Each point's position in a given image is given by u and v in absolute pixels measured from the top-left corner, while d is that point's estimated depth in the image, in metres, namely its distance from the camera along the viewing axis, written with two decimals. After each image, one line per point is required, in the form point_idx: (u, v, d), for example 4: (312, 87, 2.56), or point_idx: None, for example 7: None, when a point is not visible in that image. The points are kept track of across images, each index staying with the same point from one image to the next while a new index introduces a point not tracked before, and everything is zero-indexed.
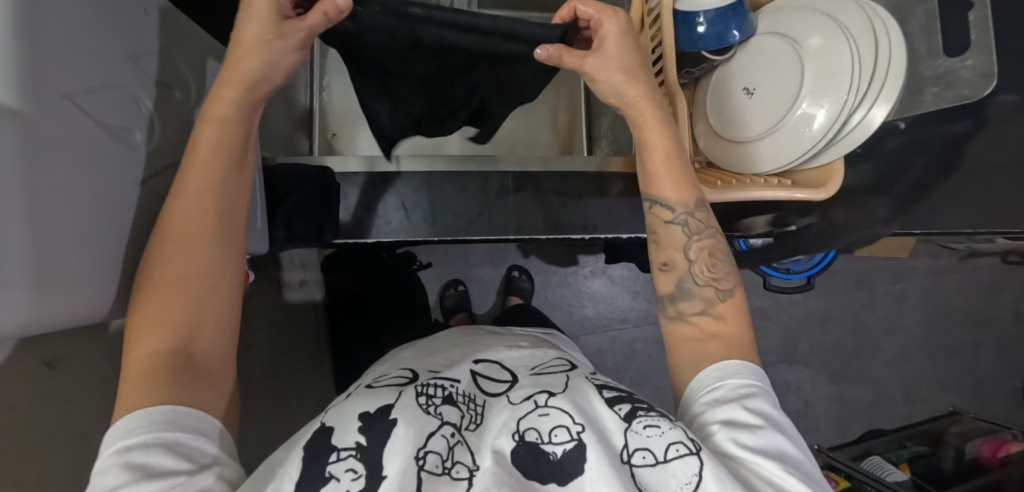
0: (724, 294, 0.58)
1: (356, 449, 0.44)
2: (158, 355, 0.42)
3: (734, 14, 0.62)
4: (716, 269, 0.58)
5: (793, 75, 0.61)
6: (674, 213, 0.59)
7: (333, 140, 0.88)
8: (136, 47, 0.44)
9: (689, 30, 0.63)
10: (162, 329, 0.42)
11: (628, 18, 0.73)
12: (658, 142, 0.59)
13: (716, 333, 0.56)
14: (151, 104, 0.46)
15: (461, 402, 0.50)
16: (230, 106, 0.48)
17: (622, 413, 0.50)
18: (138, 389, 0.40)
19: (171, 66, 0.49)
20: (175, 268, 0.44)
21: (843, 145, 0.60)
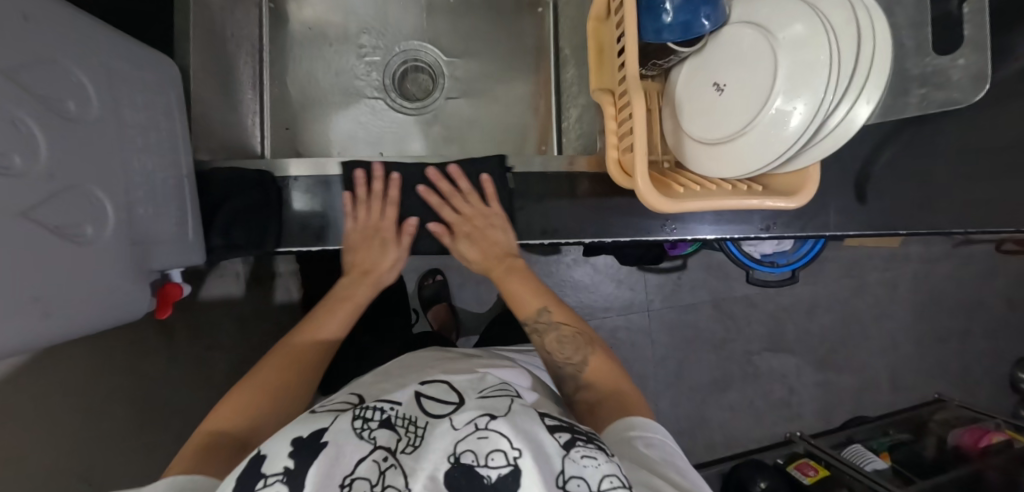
0: (581, 366, 0.68)
1: (284, 474, 0.39)
2: (273, 395, 0.60)
3: (703, 1, 0.56)
4: (569, 348, 0.69)
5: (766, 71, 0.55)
6: (541, 318, 0.73)
7: (287, 137, 0.82)
8: (9, 59, 0.39)
9: (654, 19, 0.57)
10: (256, 397, 0.59)
11: (594, 2, 0.66)
12: (516, 283, 0.77)
13: (608, 394, 0.63)
14: (34, 121, 0.41)
15: (399, 426, 0.44)
16: (363, 297, 0.76)
17: (561, 440, 0.44)
18: (189, 452, 0.52)
19: (64, 75, 0.44)
20: (273, 374, 0.63)
21: (822, 148, 0.55)
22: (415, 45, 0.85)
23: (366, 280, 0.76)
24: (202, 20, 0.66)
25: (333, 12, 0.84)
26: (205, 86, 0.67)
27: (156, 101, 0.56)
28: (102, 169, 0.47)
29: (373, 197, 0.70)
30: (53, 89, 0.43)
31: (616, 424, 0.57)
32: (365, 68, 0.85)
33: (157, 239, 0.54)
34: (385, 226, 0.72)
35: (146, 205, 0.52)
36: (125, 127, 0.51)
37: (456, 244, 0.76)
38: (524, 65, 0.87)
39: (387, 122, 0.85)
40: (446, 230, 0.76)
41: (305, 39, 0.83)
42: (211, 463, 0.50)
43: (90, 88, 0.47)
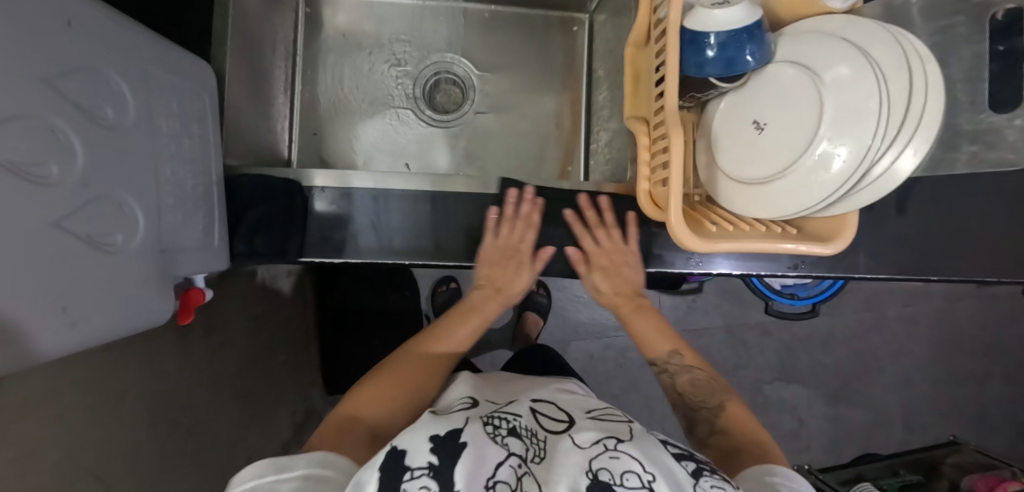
0: (717, 410, 0.66)
1: (429, 468, 0.39)
2: (406, 390, 0.62)
3: (749, 38, 0.54)
4: (704, 392, 0.68)
5: (810, 113, 0.53)
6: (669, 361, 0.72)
7: (314, 142, 0.82)
8: (52, 69, 0.39)
9: (697, 52, 0.56)
10: (382, 393, 0.61)
11: (633, 29, 0.65)
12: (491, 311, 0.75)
13: (730, 450, 0.61)
14: (74, 130, 0.41)
15: (525, 436, 0.47)
16: (493, 313, 0.74)
17: (687, 468, 0.45)
18: (343, 439, 0.53)
19: (105, 84, 0.44)
20: (421, 374, 0.64)
21: (863, 196, 0.53)
22: (448, 57, 0.85)
23: (496, 298, 0.75)
24: (239, 26, 0.66)
25: (367, 21, 0.84)
26: (239, 91, 0.67)
27: (191, 107, 0.56)
28: (136, 177, 0.47)
29: (520, 216, 0.69)
30: (94, 98, 0.43)
31: (754, 469, 0.55)
32: (396, 78, 0.84)
33: (183, 246, 0.54)
34: (524, 248, 0.71)
35: (175, 212, 0.52)
36: (160, 134, 0.51)
37: (589, 275, 0.73)
38: (555, 84, 0.86)
39: (414, 132, 0.84)
40: (581, 257, 0.73)
41: (339, 47, 0.83)
42: (391, 416, 0.59)
43: (128, 95, 0.47)
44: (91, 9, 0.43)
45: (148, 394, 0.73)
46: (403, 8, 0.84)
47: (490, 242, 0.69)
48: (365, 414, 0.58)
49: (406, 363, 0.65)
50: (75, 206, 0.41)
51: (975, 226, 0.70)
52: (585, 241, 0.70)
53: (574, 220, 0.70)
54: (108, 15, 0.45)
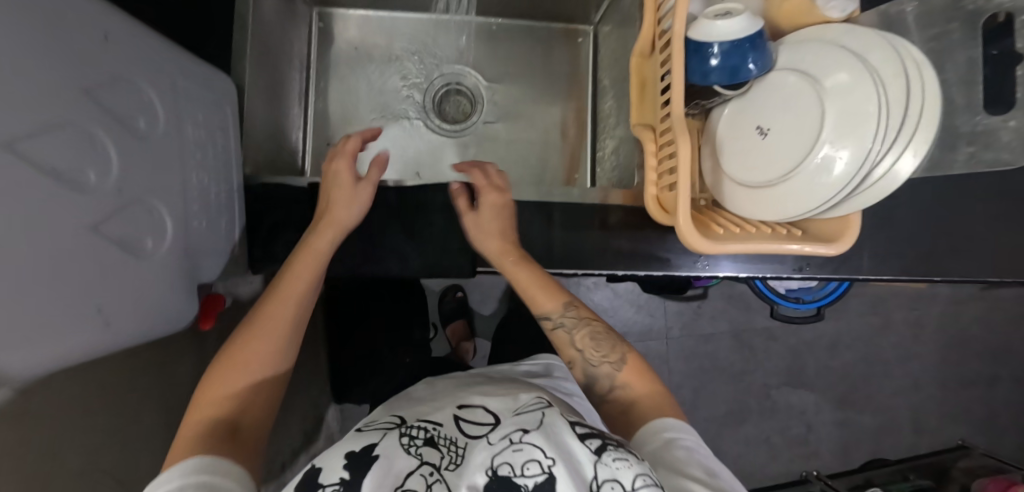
0: (617, 365, 0.62)
1: (340, 484, 0.42)
2: (255, 380, 0.54)
3: (751, 47, 0.57)
4: (603, 347, 0.63)
5: (812, 118, 0.55)
6: (554, 320, 0.66)
7: (326, 151, 0.84)
8: (90, 80, 0.41)
9: (701, 62, 0.58)
10: (239, 371, 0.53)
11: (638, 39, 0.68)
12: (524, 275, 0.65)
13: (635, 400, 0.60)
14: (110, 139, 0.43)
15: (443, 445, 0.47)
16: (325, 246, 0.60)
17: (592, 446, 0.44)
18: (192, 441, 0.48)
19: (138, 97, 0.46)
20: (260, 377, 0.54)
21: (863, 199, 0.55)
22: (456, 69, 0.87)
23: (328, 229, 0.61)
24: (257, 40, 0.69)
25: (378, 33, 0.86)
26: (256, 103, 0.69)
27: (214, 119, 0.58)
28: (164, 185, 0.49)
29: (342, 153, 0.65)
30: (129, 110, 0.45)
31: (652, 424, 0.56)
32: (405, 88, 0.87)
33: (206, 251, 0.56)
34: (342, 190, 0.63)
35: (200, 218, 0.54)
36: (187, 144, 0.53)
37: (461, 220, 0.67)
38: (561, 94, 0.88)
39: (423, 141, 0.86)
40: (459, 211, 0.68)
41: (350, 60, 0.86)
42: (248, 395, 0.53)
43: (159, 107, 0.49)
44: (124, 24, 0.45)
45: (164, 401, 0.74)
46: (412, 20, 0.87)
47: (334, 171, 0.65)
48: (228, 413, 0.51)
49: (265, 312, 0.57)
50: (110, 211, 0.42)
51: (976, 226, 0.71)
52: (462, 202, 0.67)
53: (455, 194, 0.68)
54: (138, 31, 0.48)
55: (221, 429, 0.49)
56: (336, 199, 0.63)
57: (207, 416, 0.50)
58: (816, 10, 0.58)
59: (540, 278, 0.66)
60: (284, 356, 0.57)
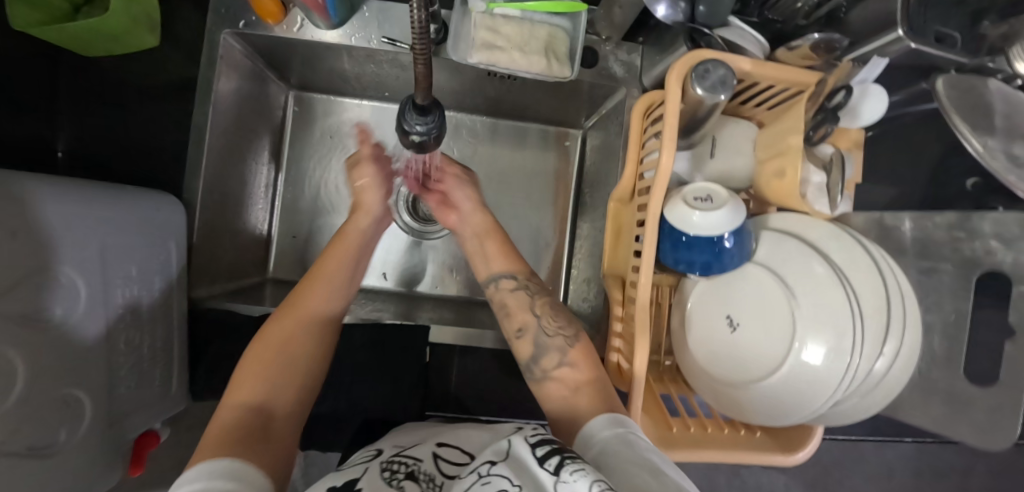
0: (572, 340, 0.56)
1: None
2: (297, 346, 0.51)
3: (730, 242, 0.53)
4: (562, 321, 0.58)
5: (785, 334, 0.51)
6: (515, 282, 0.61)
7: (288, 247, 0.80)
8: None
9: (674, 246, 0.54)
10: (263, 366, 0.49)
11: (617, 185, 0.64)
12: (490, 244, 0.65)
13: (578, 386, 0.53)
14: (13, 349, 0.40)
15: (424, 480, 0.45)
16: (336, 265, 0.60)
17: (551, 468, 0.37)
18: (222, 436, 0.41)
19: (51, 281, 0.43)
20: (297, 343, 0.52)
21: (826, 419, 0.52)
22: None
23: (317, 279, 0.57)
24: (216, 150, 0.65)
25: (355, 122, 0.82)
26: (211, 218, 0.66)
27: (150, 262, 0.55)
28: (81, 369, 0.46)
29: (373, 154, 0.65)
30: (37, 301, 0.42)
31: (594, 421, 0.47)
32: None
33: (134, 409, 0.53)
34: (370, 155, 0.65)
35: (126, 381, 0.51)
36: (113, 305, 0.50)
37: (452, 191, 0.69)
38: (541, 200, 0.84)
39: (394, 240, 0.82)
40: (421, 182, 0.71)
41: (324, 149, 0.82)
42: (281, 376, 0.49)
43: (78, 280, 0.46)
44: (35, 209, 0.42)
45: None
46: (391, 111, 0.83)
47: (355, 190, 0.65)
48: (271, 401, 0.47)
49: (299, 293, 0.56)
50: (11, 427, 0.40)
51: None
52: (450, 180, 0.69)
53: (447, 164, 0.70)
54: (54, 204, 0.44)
55: (252, 424, 0.44)
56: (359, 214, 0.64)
57: (241, 402, 0.46)
58: (803, 199, 0.54)
59: (497, 233, 0.66)
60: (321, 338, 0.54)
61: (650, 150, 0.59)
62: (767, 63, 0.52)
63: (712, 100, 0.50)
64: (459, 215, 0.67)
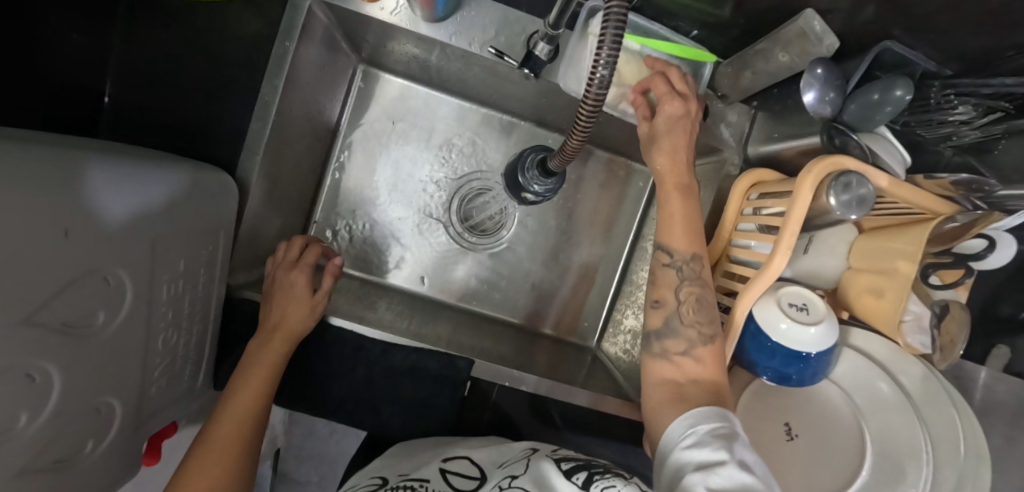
0: (708, 336, 0.49)
1: None
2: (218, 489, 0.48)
3: (815, 363, 0.50)
4: (703, 313, 0.50)
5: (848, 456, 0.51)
6: (672, 258, 0.51)
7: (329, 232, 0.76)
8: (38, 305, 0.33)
9: (756, 348, 0.52)
10: None
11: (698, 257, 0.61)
12: (675, 204, 0.52)
13: (694, 379, 0.48)
14: (55, 362, 0.35)
15: None
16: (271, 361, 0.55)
17: (578, 481, 0.44)
18: None
19: (99, 281, 0.38)
20: (235, 433, 0.51)
21: None
22: (494, 175, 0.79)
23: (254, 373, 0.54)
24: (278, 127, 0.59)
25: (422, 113, 0.77)
26: (261, 200, 0.60)
27: (198, 251, 0.50)
28: (118, 375, 0.42)
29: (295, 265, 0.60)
30: (84, 305, 0.37)
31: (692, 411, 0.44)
32: (434, 180, 0.78)
33: (162, 408, 0.49)
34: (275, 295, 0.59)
35: (160, 381, 0.47)
36: (157, 302, 0.45)
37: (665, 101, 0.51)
38: (597, 234, 0.81)
39: (437, 243, 0.78)
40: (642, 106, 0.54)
41: (384, 136, 0.77)
42: None
43: (126, 279, 0.41)
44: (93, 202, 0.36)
45: None
46: (461, 110, 0.77)
47: (286, 294, 0.57)
48: None
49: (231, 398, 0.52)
50: (44, 443, 0.36)
51: None
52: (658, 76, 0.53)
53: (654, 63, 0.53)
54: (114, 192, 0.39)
55: None
56: (291, 312, 0.57)
57: None
58: (895, 329, 0.51)
59: (683, 178, 0.52)
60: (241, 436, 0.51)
61: (745, 235, 0.56)
62: (905, 184, 0.48)
63: (841, 215, 0.47)
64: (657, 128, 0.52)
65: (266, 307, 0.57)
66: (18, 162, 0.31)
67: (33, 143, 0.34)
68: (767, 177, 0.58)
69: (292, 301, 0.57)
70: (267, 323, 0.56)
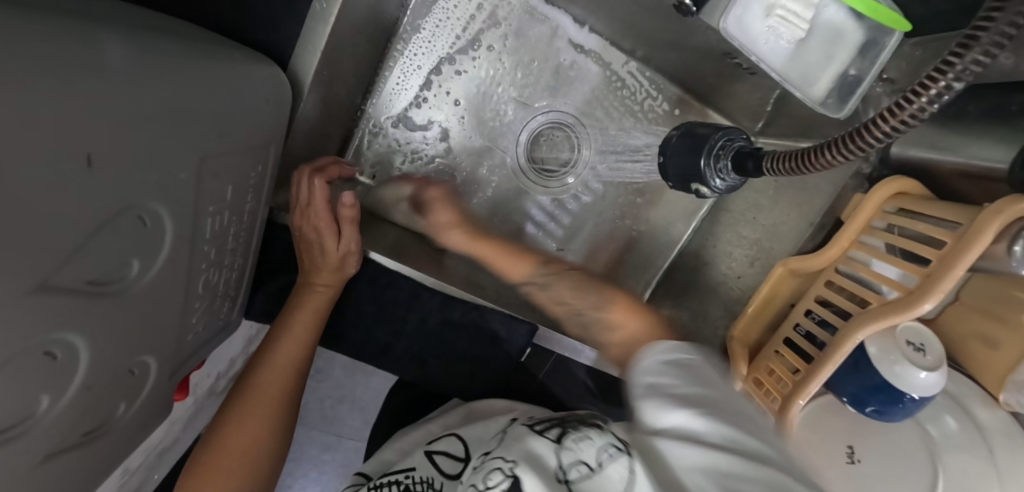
0: (550, 275, 0.50)
1: None
2: (259, 447, 0.40)
3: (919, 402, 0.47)
4: (579, 291, 0.47)
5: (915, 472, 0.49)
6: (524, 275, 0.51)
7: (371, 141, 0.63)
8: (61, 260, 0.24)
9: (858, 379, 0.48)
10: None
11: (802, 259, 0.55)
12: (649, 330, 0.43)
13: (595, 306, 0.44)
14: (79, 327, 0.26)
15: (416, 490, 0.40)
16: (319, 304, 0.46)
17: (553, 438, 0.37)
18: None
19: (132, 222, 0.28)
20: (278, 381, 0.42)
21: None
22: (570, 105, 0.67)
23: (299, 316, 0.45)
24: (345, 16, 0.45)
25: (506, 17, 0.63)
26: (312, 104, 0.48)
27: (245, 173, 0.39)
28: (152, 328, 0.34)
29: (321, 209, 0.45)
30: (115, 252, 0.28)
31: (658, 341, 0.37)
32: (503, 102, 0.65)
33: (196, 351, 0.42)
34: (304, 239, 0.46)
35: (197, 327, 0.40)
36: (200, 241, 0.36)
37: (885, 255, 0.48)
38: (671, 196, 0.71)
39: (493, 176, 0.68)
40: (897, 221, 0.49)
41: (455, 35, 0.62)
42: None
43: (165, 217, 0.31)
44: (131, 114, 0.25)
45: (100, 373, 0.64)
46: (550, 23, 0.64)
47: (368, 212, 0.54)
48: None
49: (273, 341, 0.43)
50: (69, 417, 0.29)
51: None
52: (916, 224, 0.47)
53: (921, 203, 0.48)
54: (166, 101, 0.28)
55: None
56: (326, 254, 0.46)
57: None
58: (1003, 387, 0.48)
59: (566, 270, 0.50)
60: (283, 387, 0.42)
61: (870, 251, 0.50)
62: None
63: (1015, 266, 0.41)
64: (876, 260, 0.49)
65: (300, 248, 0.47)
66: (35, 54, 0.20)
67: (52, 14, 0.23)
68: (910, 189, 0.50)
69: (324, 245, 0.46)
70: (307, 263, 0.47)
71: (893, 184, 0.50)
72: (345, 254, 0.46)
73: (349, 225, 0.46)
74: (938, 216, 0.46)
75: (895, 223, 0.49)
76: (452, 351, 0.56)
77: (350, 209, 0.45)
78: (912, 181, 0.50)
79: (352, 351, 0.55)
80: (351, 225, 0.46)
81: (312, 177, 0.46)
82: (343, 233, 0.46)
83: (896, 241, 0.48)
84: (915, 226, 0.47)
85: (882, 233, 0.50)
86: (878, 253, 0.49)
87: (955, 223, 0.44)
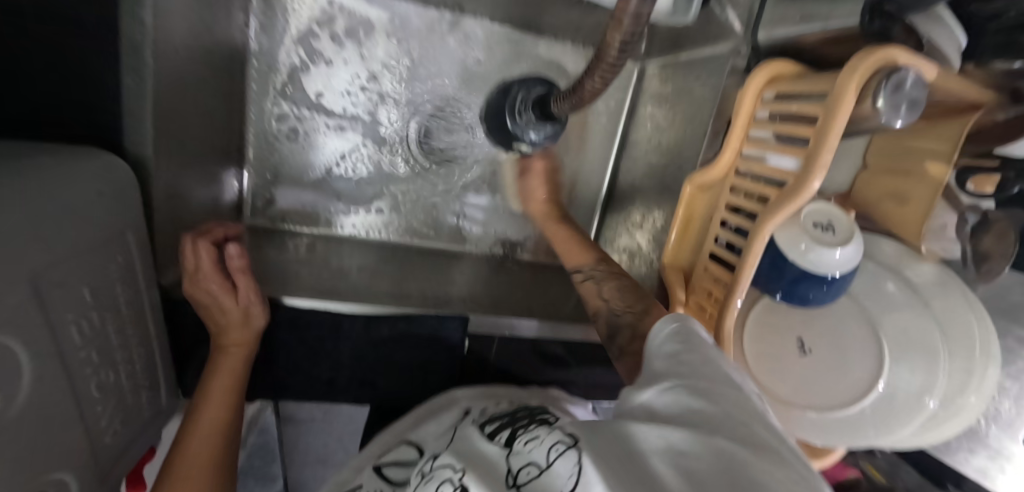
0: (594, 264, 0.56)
1: None
2: None
3: (841, 280, 0.47)
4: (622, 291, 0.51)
5: (863, 349, 0.49)
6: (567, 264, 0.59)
7: (271, 183, 0.64)
8: None
9: (776, 273, 0.48)
10: None
11: (703, 171, 0.54)
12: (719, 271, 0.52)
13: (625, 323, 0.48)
14: None
15: None
16: (233, 366, 0.47)
17: (501, 442, 0.39)
18: None
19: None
20: (203, 448, 0.43)
21: (936, 434, 0.48)
22: (450, 88, 0.66)
23: (217, 377, 0.46)
24: (178, 80, 0.45)
25: (349, 21, 0.61)
26: (175, 174, 0.48)
27: (104, 268, 0.39)
28: (57, 448, 0.34)
29: (207, 273, 0.46)
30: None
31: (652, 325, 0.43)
32: (384, 107, 0.65)
33: (126, 446, 0.43)
34: (203, 306, 0.47)
35: (109, 429, 0.40)
36: (79, 349, 0.36)
37: (773, 144, 0.47)
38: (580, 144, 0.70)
39: (399, 179, 0.68)
40: (775, 107, 0.48)
41: (308, 55, 0.62)
42: None
43: (31, 341, 0.32)
44: None
45: None
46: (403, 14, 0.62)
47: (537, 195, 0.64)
48: None
49: (197, 411, 0.44)
50: None
51: None
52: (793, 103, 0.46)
53: (791, 82, 0.47)
54: None
55: None
56: (229, 312, 0.47)
57: None
58: (922, 235, 0.48)
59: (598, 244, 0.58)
60: (206, 450, 0.43)
61: (759, 144, 0.49)
62: (952, 74, 0.40)
63: (886, 120, 0.40)
64: (766, 150, 0.48)
65: (203, 315, 0.48)
66: None
67: None
68: (783, 71, 0.49)
69: (221, 305, 0.46)
70: (211, 327, 0.48)
71: (762, 71, 0.49)
72: (244, 306, 0.48)
73: (238, 278, 0.47)
74: (806, 92, 0.45)
75: (774, 108, 0.48)
76: (396, 364, 0.57)
77: (237, 260, 0.47)
78: (778, 62, 0.49)
79: (300, 394, 0.56)
80: (242, 278, 0.47)
81: (195, 244, 0.46)
82: (237, 288, 0.47)
83: (781, 126, 0.47)
84: (792, 106, 0.46)
85: (767, 123, 0.49)
86: (769, 144, 0.48)
87: (823, 93, 0.43)
